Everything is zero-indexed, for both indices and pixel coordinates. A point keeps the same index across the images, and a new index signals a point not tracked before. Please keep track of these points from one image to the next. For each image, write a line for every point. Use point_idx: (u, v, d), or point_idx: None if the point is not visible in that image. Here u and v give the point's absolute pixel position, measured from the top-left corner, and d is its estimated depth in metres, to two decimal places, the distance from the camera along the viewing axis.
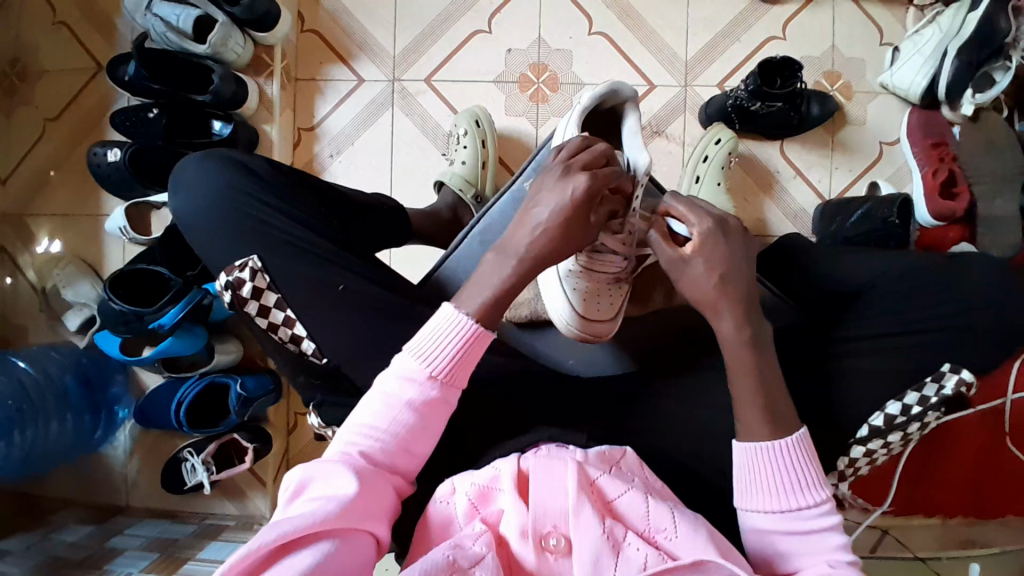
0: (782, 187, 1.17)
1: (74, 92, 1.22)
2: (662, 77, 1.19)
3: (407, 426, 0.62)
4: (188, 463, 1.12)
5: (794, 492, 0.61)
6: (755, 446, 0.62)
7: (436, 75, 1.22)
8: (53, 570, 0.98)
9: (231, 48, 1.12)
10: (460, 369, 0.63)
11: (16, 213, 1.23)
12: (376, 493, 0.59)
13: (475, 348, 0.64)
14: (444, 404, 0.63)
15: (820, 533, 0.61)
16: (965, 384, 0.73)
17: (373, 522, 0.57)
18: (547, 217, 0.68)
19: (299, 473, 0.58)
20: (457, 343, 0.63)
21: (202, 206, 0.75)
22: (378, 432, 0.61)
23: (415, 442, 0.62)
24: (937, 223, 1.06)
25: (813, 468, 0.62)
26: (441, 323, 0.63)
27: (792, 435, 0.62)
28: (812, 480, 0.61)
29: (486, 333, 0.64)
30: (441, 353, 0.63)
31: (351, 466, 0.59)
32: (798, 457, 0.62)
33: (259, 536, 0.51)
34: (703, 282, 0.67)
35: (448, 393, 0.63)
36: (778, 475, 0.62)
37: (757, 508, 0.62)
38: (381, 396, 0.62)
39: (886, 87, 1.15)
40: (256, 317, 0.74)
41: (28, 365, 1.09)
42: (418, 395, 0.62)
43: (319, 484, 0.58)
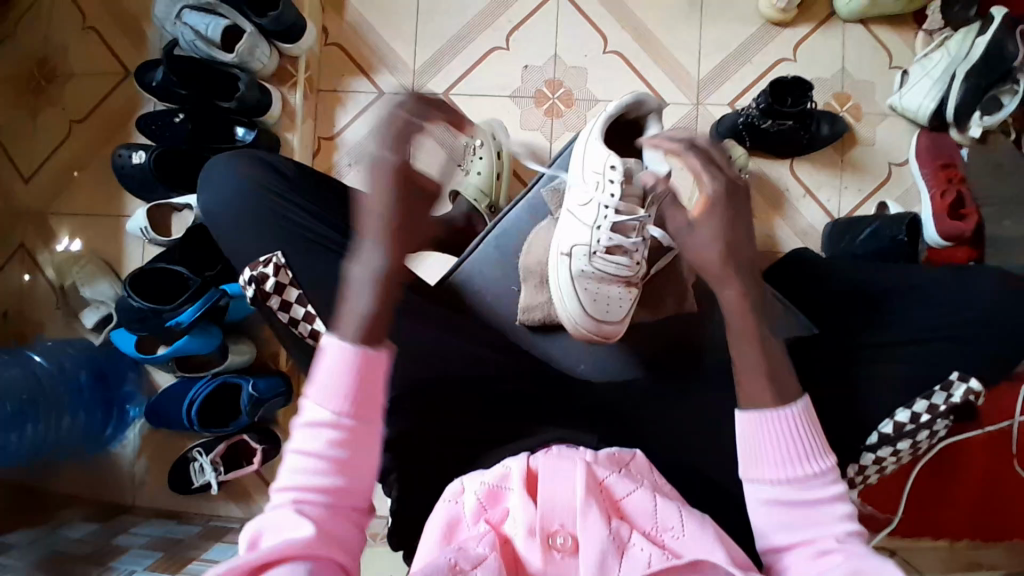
0: (791, 204, 1.18)
1: (101, 95, 1.26)
2: (675, 95, 1.21)
3: (331, 467, 0.55)
4: (197, 463, 1.15)
5: (799, 460, 0.59)
6: (758, 412, 0.60)
7: (454, 88, 1.25)
8: (57, 565, 0.98)
9: (257, 57, 1.16)
10: (370, 393, 0.57)
11: (39, 211, 1.25)
12: (336, 532, 0.55)
13: (371, 371, 0.57)
14: (367, 436, 0.57)
15: (825, 505, 0.58)
16: (974, 393, 0.74)
17: (336, 549, 0.54)
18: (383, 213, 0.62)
19: (252, 525, 0.55)
20: (340, 370, 0.56)
21: (227, 205, 0.78)
22: (305, 480, 0.55)
23: (352, 480, 0.56)
24: (945, 243, 1.07)
25: (818, 435, 0.60)
26: (323, 359, 0.57)
27: (794, 405, 0.60)
28: (818, 447, 0.59)
29: (372, 354, 0.57)
30: (338, 385, 0.56)
31: (295, 513, 0.54)
32: (801, 426, 0.60)
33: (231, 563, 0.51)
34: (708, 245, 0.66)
35: (364, 423, 0.56)
36: (780, 444, 0.59)
37: (763, 475, 0.59)
38: (299, 445, 0.56)
39: (895, 109, 1.17)
40: (278, 311, 0.75)
41: (43, 359, 1.10)
42: (331, 432, 0.55)
43: (270, 535, 0.53)
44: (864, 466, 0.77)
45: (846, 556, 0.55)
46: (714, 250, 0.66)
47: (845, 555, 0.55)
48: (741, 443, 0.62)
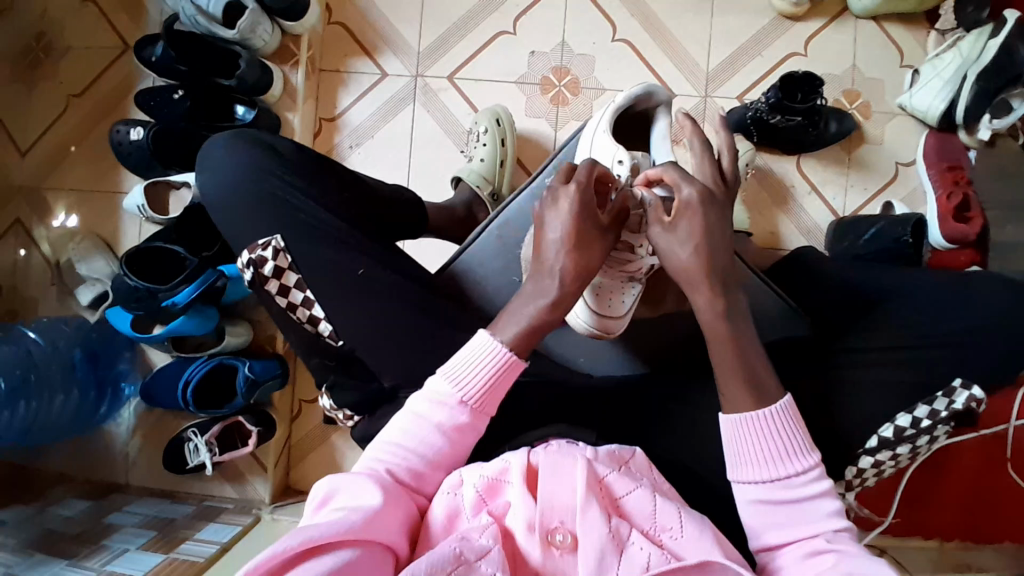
0: (796, 202, 1.17)
1: (99, 70, 1.24)
2: (682, 86, 1.20)
3: (437, 450, 0.65)
4: (191, 444, 1.14)
5: (783, 460, 0.61)
6: (743, 414, 0.62)
7: (459, 72, 1.23)
8: (50, 543, 0.98)
9: (259, 35, 1.14)
10: (491, 398, 0.67)
11: (34, 186, 1.24)
12: (403, 509, 0.60)
13: (507, 377, 0.67)
14: (473, 429, 0.67)
15: (811, 500, 0.60)
16: (975, 401, 0.74)
17: (394, 536, 0.57)
18: (562, 233, 0.70)
19: (326, 483, 0.60)
20: (490, 370, 0.66)
21: (227, 187, 0.77)
22: (407, 450, 0.65)
23: (447, 462, 0.65)
24: (949, 246, 1.06)
25: (801, 435, 0.62)
26: (474, 352, 0.67)
27: (776, 404, 0.63)
28: (800, 445, 0.61)
29: (517, 362, 0.68)
30: (472, 379, 0.66)
31: (378, 481, 0.61)
32: (785, 425, 0.62)
33: (283, 539, 0.52)
34: (682, 247, 0.66)
35: (477, 418, 0.67)
36: (766, 444, 0.61)
37: (750, 478, 0.61)
38: (413, 417, 0.66)
39: (904, 108, 1.16)
40: (276, 297, 0.74)
41: (38, 337, 1.09)
42: (449, 418, 0.65)
43: (343, 496, 0.59)
44: (862, 470, 0.76)
45: (837, 557, 0.56)
46: (687, 255, 0.66)
47: (837, 556, 0.56)
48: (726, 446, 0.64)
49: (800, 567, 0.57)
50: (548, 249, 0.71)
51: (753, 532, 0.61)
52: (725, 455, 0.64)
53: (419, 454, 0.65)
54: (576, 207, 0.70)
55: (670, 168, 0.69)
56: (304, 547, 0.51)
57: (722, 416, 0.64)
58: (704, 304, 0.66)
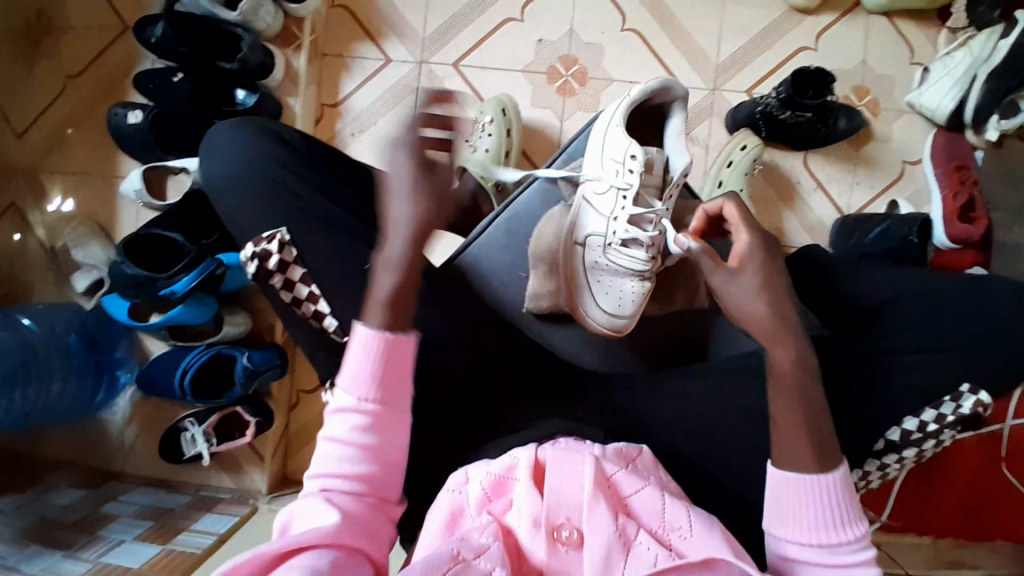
0: (803, 198, 1.17)
1: (97, 50, 1.20)
2: (691, 78, 1.18)
3: (362, 452, 0.62)
4: (188, 433, 1.13)
5: (829, 527, 0.60)
6: (791, 474, 0.61)
7: (464, 59, 1.21)
8: (44, 532, 0.97)
9: (262, 17, 1.10)
10: (393, 380, 0.63)
11: (29, 168, 1.21)
12: (361, 519, 0.60)
13: (396, 356, 0.63)
14: (388, 420, 0.63)
15: (853, 568, 0.60)
16: (982, 405, 0.74)
17: (368, 545, 0.59)
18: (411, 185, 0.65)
19: (283, 513, 0.61)
20: (375, 358, 0.62)
21: (230, 176, 0.75)
22: (344, 467, 0.62)
23: (378, 463, 0.62)
24: (953, 246, 1.05)
25: (852, 506, 0.61)
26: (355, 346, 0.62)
27: (835, 472, 0.61)
28: (849, 517, 0.60)
29: (402, 338, 0.63)
30: (362, 373, 0.62)
31: (328, 499, 0.60)
32: (835, 495, 0.60)
33: (256, 549, 0.54)
34: (754, 302, 0.63)
35: (387, 405, 0.63)
36: (811, 508, 0.60)
37: (793, 539, 0.61)
38: (326, 436, 0.63)
39: (912, 107, 1.15)
40: (281, 291, 0.73)
41: (33, 324, 1.06)
42: (359, 418, 0.62)
43: (299, 520, 0.60)
44: (866, 472, 0.77)
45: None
46: (756, 302, 0.63)
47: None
48: (768, 500, 0.63)
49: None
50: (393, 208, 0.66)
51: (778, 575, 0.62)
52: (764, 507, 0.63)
53: (349, 459, 0.62)
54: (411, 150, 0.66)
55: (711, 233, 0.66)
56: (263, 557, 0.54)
57: (772, 466, 0.62)
58: (784, 360, 0.62)
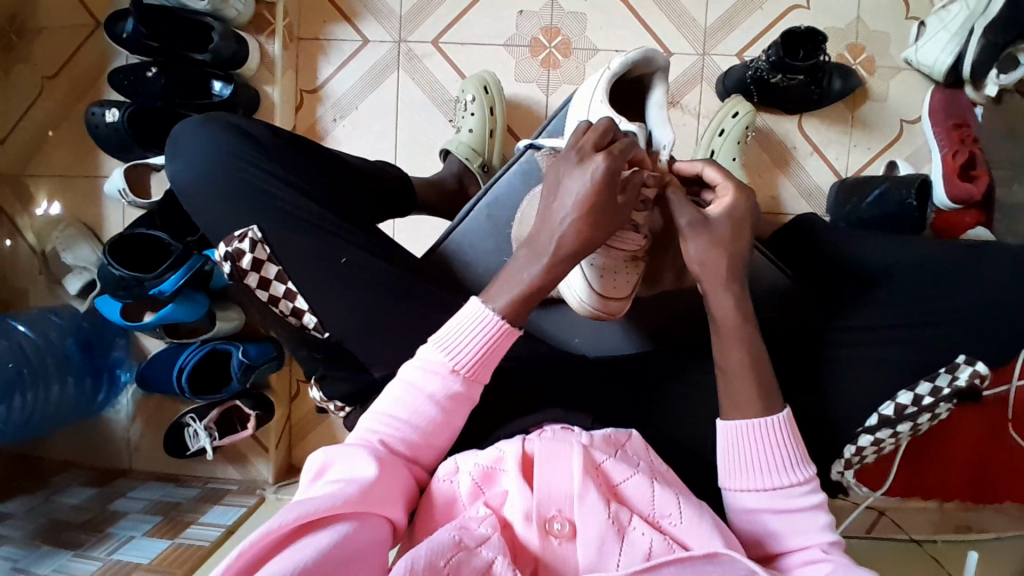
0: (798, 163, 1.13)
1: (71, 49, 1.18)
2: (679, 44, 1.14)
3: (430, 419, 0.61)
4: (191, 429, 1.14)
5: (778, 471, 0.60)
6: (740, 424, 0.61)
7: (443, 37, 1.17)
8: (55, 533, 0.99)
9: (231, 4, 1.09)
10: (485, 367, 0.62)
11: (14, 173, 1.20)
12: (400, 482, 0.58)
13: (501, 346, 0.62)
14: (468, 398, 0.62)
15: (807, 512, 0.60)
16: (979, 376, 0.71)
17: (391, 507, 0.56)
18: (577, 202, 0.64)
19: (322, 455, 0.58)
20: (482, 339, 0.61)
21: (194, 176, 0.73)
22: (399, 421, 0.61)
23: (437, 434, 0.62)
24: (954, 206, 1.02)
25: (798, 447, 0.61)
26: (466, 320, 0.62)
27: (778, 414, 0.61)
28: (797, 458, 0.60)
29: (511, 331, 0.62)
30: (465, 348, 0.61)
31: (372, 452, 0.58)
32: (783, 437, 0.61)
33: (279, 514, 0.49)
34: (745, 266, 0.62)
35: (472, 387, 0.62)
36: (757, 452, 0.61)
37: (745, 488, 0.61)
38: (405, 386, 0.61)
39: (909, 64, 1.11)
40: (257, 289, 0.72)
41: (28, 329, 1.07)
42: (441, 389, 0.61)
43: (338, 467, 0.57)
44: (861, 449, 0.74)
45: (832, 568, 0.56)
46: (710, 257, 0.66)
47: (833, 566, 0.56)
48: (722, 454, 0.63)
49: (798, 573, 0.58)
50: (555, 215, 0.65)
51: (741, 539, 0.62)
52: (718, 462, 0.63)
53: (413, 423, 0.61)
54: (600, 177, 0.63)
55: (711, 166, 0.71)
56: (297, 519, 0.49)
57: (720, 421, 0.63)
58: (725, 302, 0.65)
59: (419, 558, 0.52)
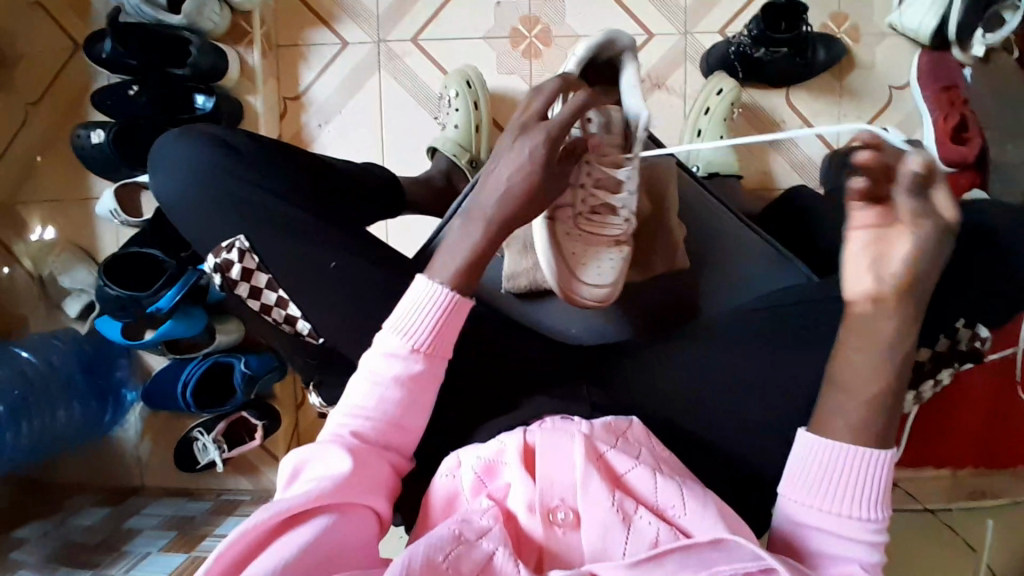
0: (788, 137, 1.12)
1: (52, 72, 1.18)
2: (660, 24, 1.13)
3: (396, 404, 0.59)
4: (200, 443, 1.14)
5: (848, 494, 0.55)
6: (836, 441, 0.56)
7: (423, 34, 1.17)
8: (71, 555, 1.00)
9: (207, 17, 1.09)
10: (444, 344, 0.61)
11: (5, 201, 1.21)
12: (376, 473, 0.57)
13: (456, 318, 0.61)
14: (431, 377, 0.61)
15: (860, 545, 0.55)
16: (981, 339, 0.72)
17: (370, 496, 0.55)
18: (512, 175, 0.64)
19: (294, 457, 0.57)
20: (435, 315, 0.60)
21: (177, 191, 0.73)
22: (367, 411, 0.59)
23: (408, 417, 0.60)
24: (949, 170, 1.02)
25: (882, 488, 0.55)
26: (418, 296, 0.61)
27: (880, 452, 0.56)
28: (877, 496, 0.55)
29: (463, 301, 0.61)
30: (421, 326, 0.60)
31: (346, 446, 0.57)
32: (875, 473, 0.55)
33: (258, 513, 0.51)
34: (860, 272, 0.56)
35: (433, 366, 0.61)
36: (837, 474, 0.56)
37: (802, 497, 0.57)
38: (368, 374, 0.60)
39: (894, 29, 1.09)
40: (248, 300, 0.72)
41: (31, 355, 1.10)
42: (403, 369, 0.60)
43: (314, 466, 0.56)
44: None
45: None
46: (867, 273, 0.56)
47: None
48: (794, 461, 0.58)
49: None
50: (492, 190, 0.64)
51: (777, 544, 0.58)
52: (787, 468, 0.58)
53: (376, 409, 0.59)
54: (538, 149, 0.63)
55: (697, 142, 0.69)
56: (278, 517, 0.51)
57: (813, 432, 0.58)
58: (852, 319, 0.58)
59: (416, 555, 0.52)
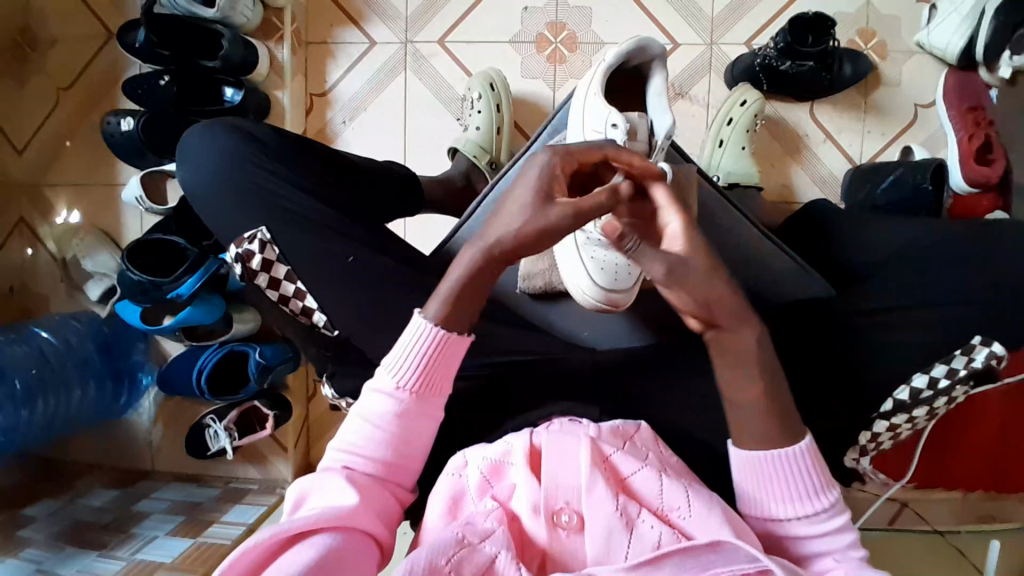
0: (810, 151, 1.12)
1: (86, 59, 1.21)
2: (685, 34, 1.13)
3: (387, 439, 0.59)
4: (211, 430, 1.15)
5: (796, 496, 0.58)
6: (759, 453, 0.58)
7: (449, 36, 1.18)
8: (80, 534, 1.02)
9: (240, 12, 1.10)
10: (438, 378, 0.60)
11: (34, 183, 1.24)
12: (374, 501, 0.57)
13: (446, 356, 0.59)
14: (425, 413, 0.60)
15: (828, 535, 0.58)
16: (996, 357, 0.68)
17: (371, 521, 0.56)
18: (523, 204, 0.59)
19: (298, 487, 0.58)
20: (423, 354, 0.59)
21: (202, 180, 0.74)
22: (360, 448, 0.59)
23: (402, 452, 0.60)
24: (971, 189, 1.01)
25: (820, 473, 0.58)
26: (408, 335, 0.59)
27: (800, 443, 0.58)
28: (818, 485, 0.58)
29: (459, 338, 0.60)
30: (408, 364, 0.59)
31: (345, 478, 0.57)
32: (804, 465, 0.57)
33: (257, 534, 0.51)
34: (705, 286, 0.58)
35: (426, 400, 0.60)
36: (781, 480, 0.58)
37: (764, 509, 0.59)
38: (358, 415, 0.60)
39: (922, 47, 1.08)
40: (267, 290, 0.74)
41: (50, 335, 1.12)
42: (392, 407, 0.59)
43: (315, 496, 0.57)
44: (876, 434, 0.74)
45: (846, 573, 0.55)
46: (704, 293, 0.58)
47: None
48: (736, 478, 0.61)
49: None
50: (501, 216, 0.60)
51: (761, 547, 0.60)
52: (735, 486, 0.61)
53: (368, 445, 0.59)
54: (552, 177, 0.59)
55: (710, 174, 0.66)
56: (278, 538, 0.51)
57: (732, 449, 0.60)
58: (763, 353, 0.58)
59: (418, 560, 0.53)
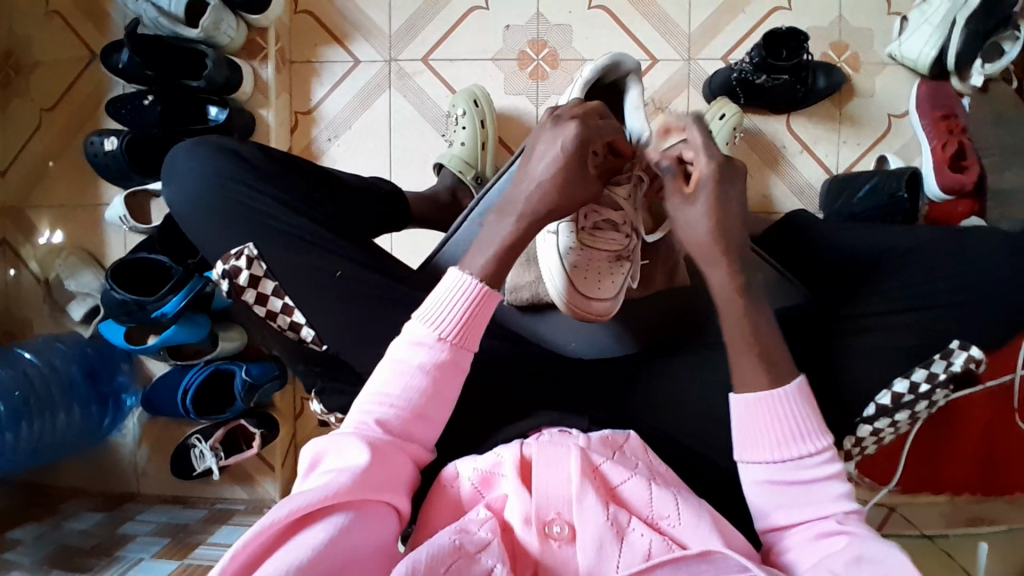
0: (788, 162, 1.14)
1: (68, 81, 1.21)
2: (664, 50, 1.16)
3: (420, 392, 0.58)
4: (197, 449, 1.14)
5: (795, 440, 0.59)
6: (759, 393, 0.61)
7: (433, 54, 1.20)
8: (65, 558, 1.00)
9: (223, 32, 1.10)
10: (473, 332, 0.60)
11: (16, 205, 1.23)
12: (396, 464, 0.57)
13: (485, 308, 0.61)
14: (457, 366, 0.60)
15: (821, 482, 0.59)
16: (974, 361, 0.71)
17: (390, 493, 0.55)
18: (545, 168, 0.65)
19: (313, 447, 0.57)
20: (463, 305, 0.60)
21: (188, 199, 0.74)
22: (393, 398, 0.58)
23: (430, 409, 0.59)
24: (946, 197, 1.04)
25: (813, 415, 0.60)
26: (447, 288, 0.60)
27: (791, 383, 0.61)
28: (812, 427, 0.60)
29: (492, 294, 0.61)
30: (448, 316, 0.59)
31: (366, 439, 0.56)
32: (797, 407, 0.60)
33: (271, 513, 0.50)
34: (701, 220, 0.64)
35: (460, 355, 0.60)
36: (778, 422, 0.60)
37: (758, 460, 0.60)
38: (392, 363, 0.59)
39: (894, 58, 1.12)
40: (255, 305, 0.73)
41: (33, 357, 1.10)
42: (429, 358, 0.59)
43: (331, 458, 0.56)
44: (860, 438, 0.75)
45: (848, 540, 0.56)
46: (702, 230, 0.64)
47: (848, 539, 0.56)
48: (735, 425, 0.62)
49: (810, 550, 0.57)
50: (526, 184, 0.66)
51: (757, 513, 0.61)
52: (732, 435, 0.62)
53: (400, 401, 0.58)
54: (573, 143, 0.64)
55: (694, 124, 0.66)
56: (293, 515, 0.50)
57: (734, 395, 0.62)
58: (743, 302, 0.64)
59: (420, 561, 0.52)
